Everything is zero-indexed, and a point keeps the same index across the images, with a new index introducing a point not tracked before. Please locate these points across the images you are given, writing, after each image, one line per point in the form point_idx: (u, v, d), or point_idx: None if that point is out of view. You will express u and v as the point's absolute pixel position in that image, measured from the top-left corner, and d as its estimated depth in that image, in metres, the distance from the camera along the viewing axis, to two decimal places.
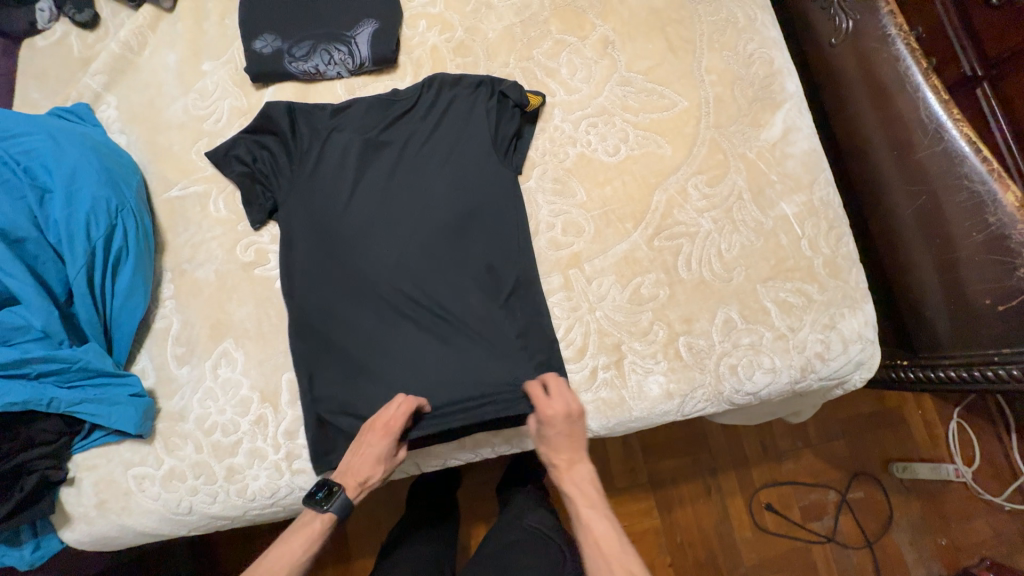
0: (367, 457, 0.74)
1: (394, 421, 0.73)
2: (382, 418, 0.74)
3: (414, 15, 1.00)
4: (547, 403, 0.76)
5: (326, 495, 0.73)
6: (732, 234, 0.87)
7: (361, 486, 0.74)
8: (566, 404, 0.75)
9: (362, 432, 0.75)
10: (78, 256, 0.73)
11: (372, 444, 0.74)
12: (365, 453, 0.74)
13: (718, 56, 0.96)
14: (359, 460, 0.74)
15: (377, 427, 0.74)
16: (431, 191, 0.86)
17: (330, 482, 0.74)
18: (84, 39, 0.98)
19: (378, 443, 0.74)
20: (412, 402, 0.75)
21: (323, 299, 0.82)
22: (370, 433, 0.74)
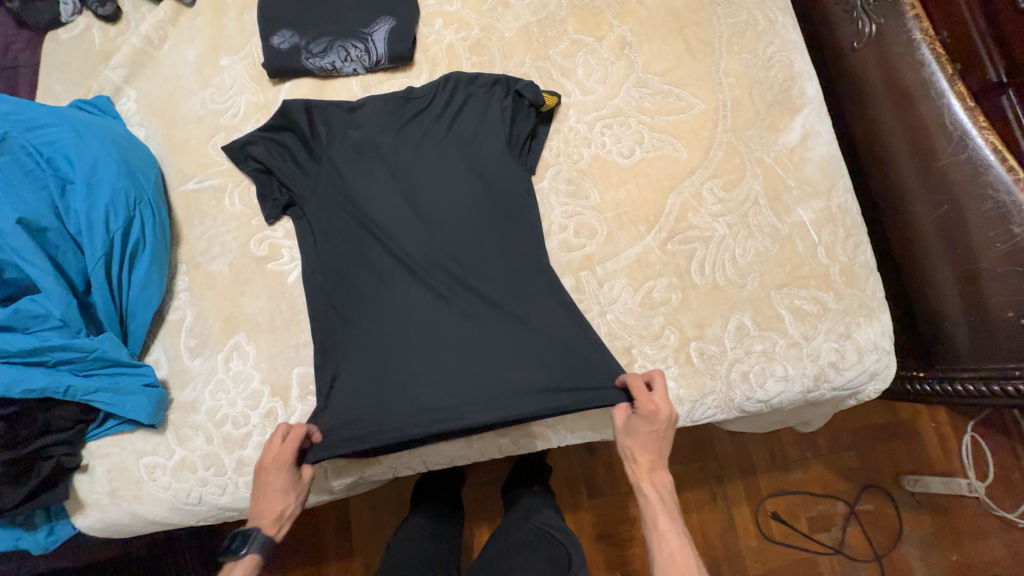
0: (275, 495, 0.74)
1: (281, 454, 0.73)
2: (270, 454, 0.74)
3: (431, 13, 1.00)
4: (648, 398, 0.75)
5: (240, 541, 0.72)
6: (747, 240, 0.86)
7: (281, 518, 0.74)
8: (668, 407, 0.74)
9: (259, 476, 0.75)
10: (97, 247, 0.73)
11: (272, 481, 0.74)
12: (271, 489, 0.74)
13: (737, 59, 0.95)
14: (267, 499, 0.74)
15: (269, 465, 0.74)
16: (446, 189, 0.86)
17: (241, 529, 0.73)
18: (106, 32, 1.00)
19: (275, 478, 0.74)
20: (300, 428, 0.76)
21: (339, 297, 0.83)
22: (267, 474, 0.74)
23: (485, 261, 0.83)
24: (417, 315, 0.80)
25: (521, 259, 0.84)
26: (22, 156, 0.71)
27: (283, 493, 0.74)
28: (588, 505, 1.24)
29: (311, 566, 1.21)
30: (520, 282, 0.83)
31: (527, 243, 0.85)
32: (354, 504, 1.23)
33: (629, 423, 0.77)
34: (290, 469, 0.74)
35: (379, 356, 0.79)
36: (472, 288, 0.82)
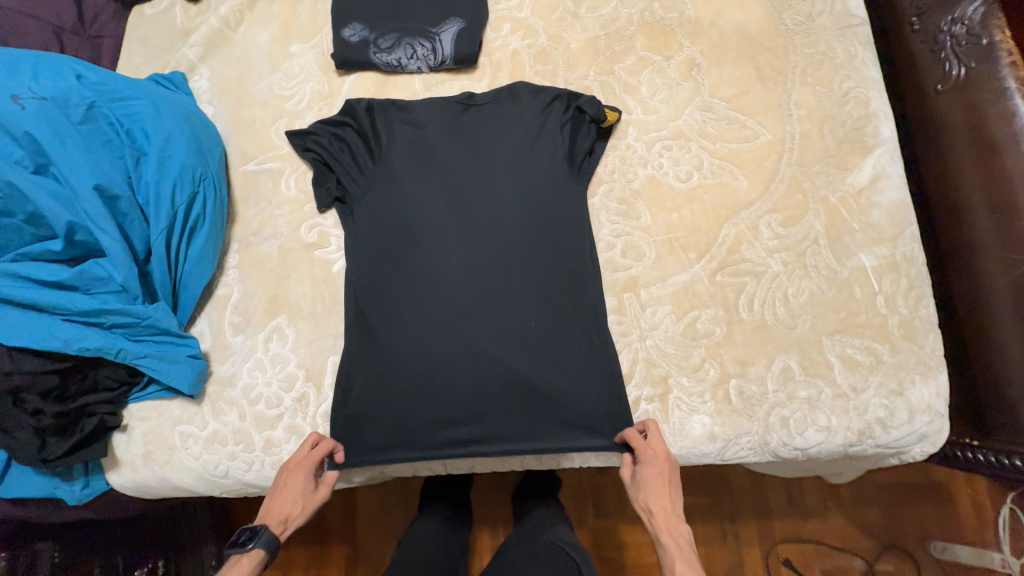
0: (286, 497, 0.75)
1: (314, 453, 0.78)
2: (296, 458, 0.78)
3: (500, 18, 1.00)
4: (645, 445, 0.76)
5: (249, 535, 0.71)
6: (802, 280, 0.83)
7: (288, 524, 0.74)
8: (665, 452, 0.75)
9: (279, 477, 0.77)
10: (161, 218, 0.76)
11: (292, 481, 0.76)
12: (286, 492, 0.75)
13: (810, 91, 0.91)
14: (281, 502, 0.74)
15: (292, 468, 0.76)
16: (495, 201, 0.87)
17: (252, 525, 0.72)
18: (187, 11, 1.04)
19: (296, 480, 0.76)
20: (329, 443, 0.80)
21: (379, 294, 0.86)
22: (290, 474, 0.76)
23: (525, 277, 0.84)
24: (453, 323, 0.83)
25: (561, 280, 0.84)
26: (103, 124, 0.74)
27: (298, 501, 0.75)
28: (595, 523, 1.22)
29: (315, 547, 1.23)
30: (557, 303, 0.83)
31: (569, 265, 0.85)
32: (363, 492, 1.24)
33: (634, 478, 0.76)
34: (310, 478, 0.77)
35: (411, 357, 0.82)
36: (510, 302, 0.83)
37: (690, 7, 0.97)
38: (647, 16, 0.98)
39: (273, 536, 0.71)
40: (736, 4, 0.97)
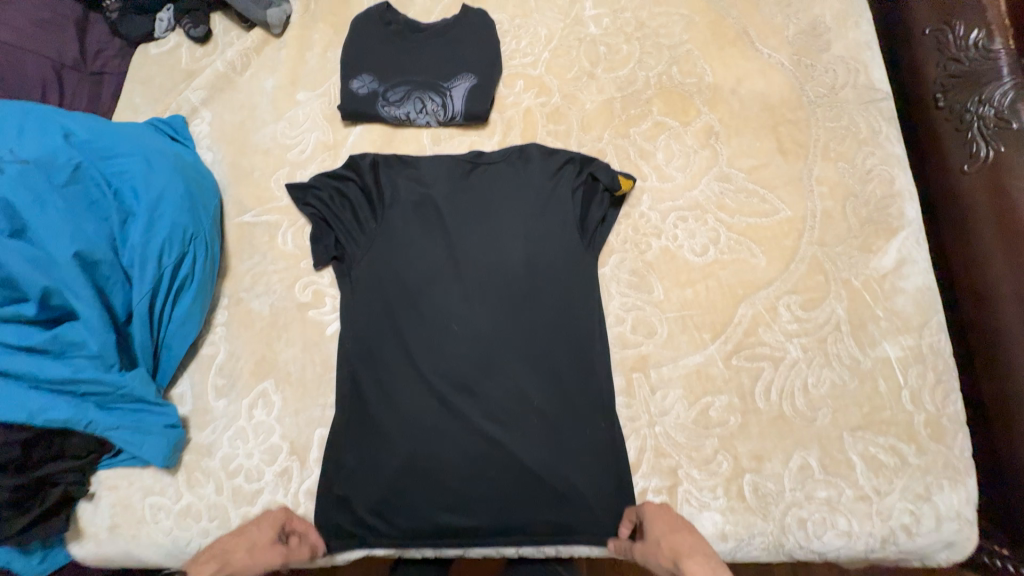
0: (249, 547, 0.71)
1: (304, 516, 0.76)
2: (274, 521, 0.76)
3: (513, 74, 0.97)
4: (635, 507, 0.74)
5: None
6: (822, 369, 0.78)
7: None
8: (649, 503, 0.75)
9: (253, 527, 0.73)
10: (146, 282, 0.71)
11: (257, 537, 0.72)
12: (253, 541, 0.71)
13: (832, 167, 0.88)
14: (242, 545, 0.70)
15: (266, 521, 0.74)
16: (501, 270, 0.83)
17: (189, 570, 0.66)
18: (193, 52, 1.01)
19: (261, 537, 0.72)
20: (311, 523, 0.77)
21: (373, 363, 0.81)
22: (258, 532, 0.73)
23: (529, 352, 0.79)
24: (449, 399, 0.78)
25: (566, 359, 0.79)
26: (89, 183, 0.70)
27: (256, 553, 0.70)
28: None
29: None
30: (562, 384, 0.79)
31: (577, 342, 0.80)
32: None
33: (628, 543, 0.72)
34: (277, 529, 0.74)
35: (404, 433, 0.77)
36: (510, 379, 0.79)
37: (708, 74, 0.95)
38: (665, 80, 0.95)
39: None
40: (757, 73, 0.94)
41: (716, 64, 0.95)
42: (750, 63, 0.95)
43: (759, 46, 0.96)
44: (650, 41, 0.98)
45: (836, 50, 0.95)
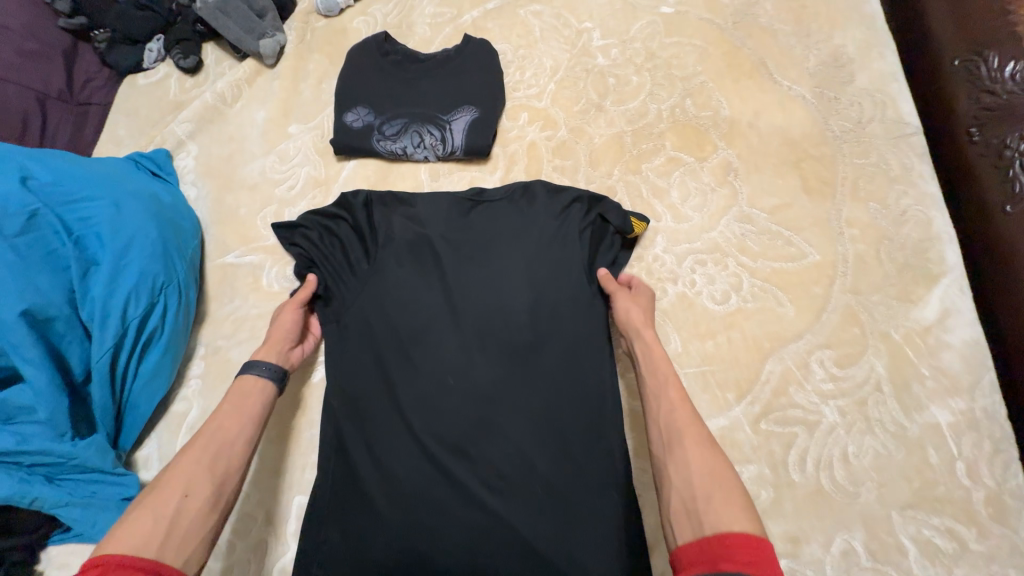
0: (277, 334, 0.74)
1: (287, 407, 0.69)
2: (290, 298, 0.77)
3: (517, 107, 0.92)
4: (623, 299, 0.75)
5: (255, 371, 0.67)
6: (864, 436, 0.69)
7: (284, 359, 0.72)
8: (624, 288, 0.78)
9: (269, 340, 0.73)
10: (107, 337, 0.64)
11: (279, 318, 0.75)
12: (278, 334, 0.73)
13: (862, 207, 0.81)
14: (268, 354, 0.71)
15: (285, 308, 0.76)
16: (504, 319, 0.74)
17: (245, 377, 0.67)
18: (182, 83, 0.97)
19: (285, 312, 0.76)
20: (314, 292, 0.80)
21: (362, 426, 0.73)
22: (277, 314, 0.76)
23: (534, 414, 0.71)
24: (445, 467, 0.69)
25: (576, 422, 0.71)
26: (48, 231, 0.63)
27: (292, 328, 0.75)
28: None
29: None
30: (572, 451, 0.70)
31: (587, 402, 0.71)
32: None
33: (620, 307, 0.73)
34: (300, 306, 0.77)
35: (393, 508, 0.68)
36: (513, 444, 0.70)
37: (725, 107, 0.89)
38: (678, 113, 0.89)
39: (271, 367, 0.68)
40: (776, 106, 0.88)
41: (733, 96, 0.90)
42: (768, 96, 0.89)
43: (778, 77, 0.90)
44: (661, 72, 0.92)
45: (860, 81, 0.89)
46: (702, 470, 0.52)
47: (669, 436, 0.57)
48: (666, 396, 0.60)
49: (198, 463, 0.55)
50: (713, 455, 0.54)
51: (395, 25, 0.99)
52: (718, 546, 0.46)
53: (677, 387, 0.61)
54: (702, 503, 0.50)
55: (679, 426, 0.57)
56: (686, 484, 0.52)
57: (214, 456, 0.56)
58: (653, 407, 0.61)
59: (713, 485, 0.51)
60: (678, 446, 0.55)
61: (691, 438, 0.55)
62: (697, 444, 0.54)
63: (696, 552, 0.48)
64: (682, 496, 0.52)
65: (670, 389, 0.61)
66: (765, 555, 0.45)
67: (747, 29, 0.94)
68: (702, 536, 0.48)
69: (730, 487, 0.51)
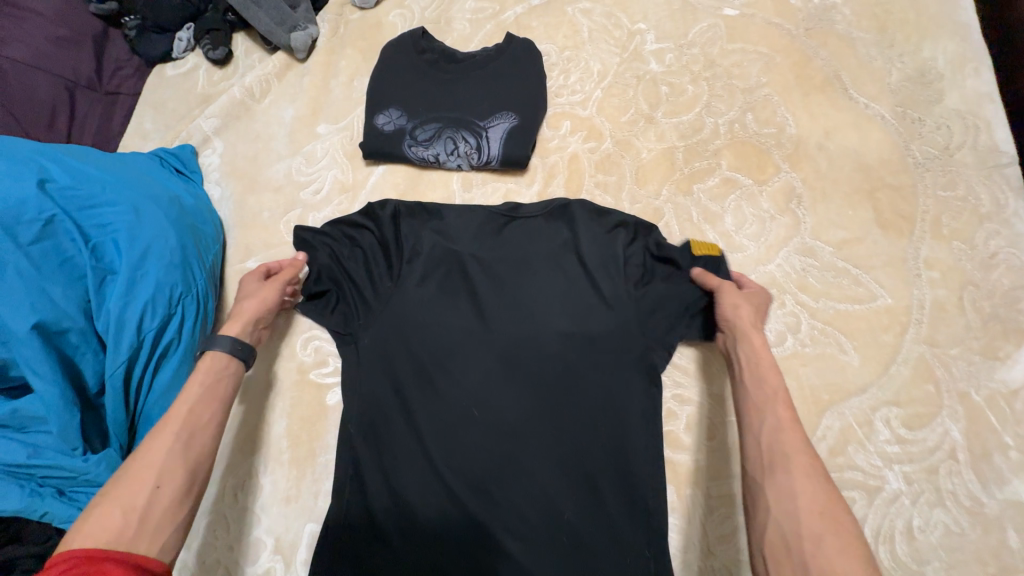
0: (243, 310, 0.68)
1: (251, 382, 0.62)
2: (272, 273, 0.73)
3: (559, 114, 0.85)
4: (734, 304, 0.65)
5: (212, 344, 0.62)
6: (933, 509, 0.62)
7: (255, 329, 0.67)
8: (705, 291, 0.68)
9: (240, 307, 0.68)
10: (120, 351, 0.61)
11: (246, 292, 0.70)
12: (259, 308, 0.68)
13: (944, 247, 0.72)
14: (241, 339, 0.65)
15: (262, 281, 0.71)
16: (535, 349, 0.69)
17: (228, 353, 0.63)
18: (211, 75, 0.94)
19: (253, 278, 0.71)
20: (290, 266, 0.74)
21: (378, 453, 0.68)
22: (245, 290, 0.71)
23: (561, 454, 0.66)
24: (464, 503, 0.65)
25: (607, 469, 0.65)
26: (63, 238, 0.62)
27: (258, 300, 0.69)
28: None
29: None
30: (602, 500, 0.64)
31: (622, 449, 0.65)
32: None
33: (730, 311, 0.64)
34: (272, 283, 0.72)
35: (405, 541, 0.64)
36: (536, 484, 0.65)
37: (791, 124, 0.80)
38: (737, 129, 0.81)
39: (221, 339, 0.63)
40: (850, 125, 0.79)
41: (800, 113, 0.81)
42: (841, 113, 0.80)
43: (853, 93, 0.81)
44: (721, 82, 0.84)
45: (950, 101, 0.79)
46: (813, 507, 0.44)
47: (771, 456, 0.49)
48: (775, 415, 0.52)
49: (179, 461, 0.51)
50: (827, 492, 0.45)
51: (433, 20, 0.93)
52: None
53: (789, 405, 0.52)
54: (808, 544, 0.43)
55: (786, 450, 0.49)
56: (789, 518, 0.44)
57: (198, 454, 0.52)
58: (750, 422, 0.53)
59: (824, 525, 0.43)
60: (782, 469, 0.47)
61: (798, 465, 0.47)
62: (805, 473, 0.46)
63: None
64: (782, 530, 0.44)
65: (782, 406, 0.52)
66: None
67: (822, 37, 0.84)
68: None
69: (844, 533, 0.43)
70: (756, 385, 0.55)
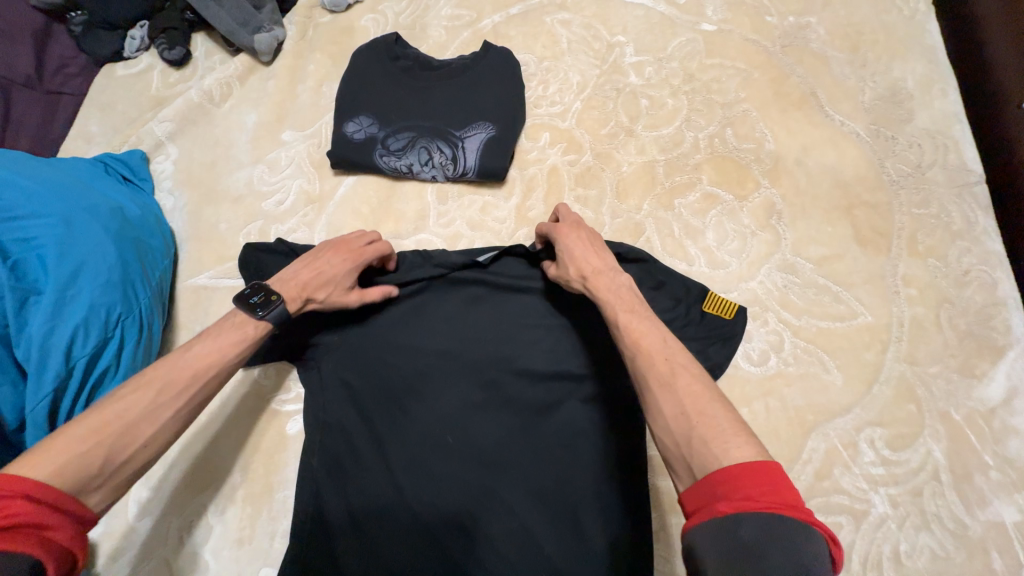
0: (323, 276, 0.60)
1: None
2: (350, 241, 0.64)
3: (538, 125, 0.83)
4: (570, 232, 0.61)
5: (260, 301, 0.55)
6: (918, 533, 0.61)
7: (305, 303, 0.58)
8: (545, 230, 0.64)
9: (320, 254, 0.62)
10: (44, 381, 0.55)
11: (341, 264, 0.61)
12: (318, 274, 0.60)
13: (920, 264, 0.72)
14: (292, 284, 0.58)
15: (342, 248, 0.63)
16: (517, 372, 0.65)
17: (268, 288, 0.56)
18: (166, 76, 0.87)
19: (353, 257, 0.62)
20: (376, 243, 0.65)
21: (342, 485, 0.63)
22: (336, 252, 0.62)
23: (542, 485, 0.62)
24: (437, 537, 0.60)
25: (591, 503, 0.61)
26: None
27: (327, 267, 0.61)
28: None
29: None
30: (584, 535, 0.60)
31: (604, 480, 0.61)
32: None
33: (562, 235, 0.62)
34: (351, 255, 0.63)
35: None
36: (515, 518, 0.61)
37: (770, 139, 0.80)
38: (717, 143, 0.80)
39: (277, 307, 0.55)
40: (827, 142, 0.80)
41: (779, 128, 0.81)
42: (817, 130, 0.80)
43: (829, 111, 0.81)
44: (700, 97, 0.83)
45: (920, 120, 0.80)
46: (675, 412, 0.43)
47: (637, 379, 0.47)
48: (627, 333, 0.49)
49: None
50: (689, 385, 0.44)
51: (407, 26, 0.90)
52: (720, 485, 0.37)
53: (637, 318, 0.50)
54: (685, 448, 0.41)
55: (645, 357, 0.47)
56: (666, 431, 0.43)
57: None
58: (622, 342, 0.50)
59: (693, 422, 0.41)
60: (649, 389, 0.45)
61: (654, 379, 0.45)
62: (664, 385, 0.44)
63: (700, 496, 0.38)
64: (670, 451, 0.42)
65: (649, 330, 0.49)
66: (780, 482, 0.37)
67: (797, 53, 0.85)
68: (704, 480, 0.38)
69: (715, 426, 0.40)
70: (609, 313, 0.52)
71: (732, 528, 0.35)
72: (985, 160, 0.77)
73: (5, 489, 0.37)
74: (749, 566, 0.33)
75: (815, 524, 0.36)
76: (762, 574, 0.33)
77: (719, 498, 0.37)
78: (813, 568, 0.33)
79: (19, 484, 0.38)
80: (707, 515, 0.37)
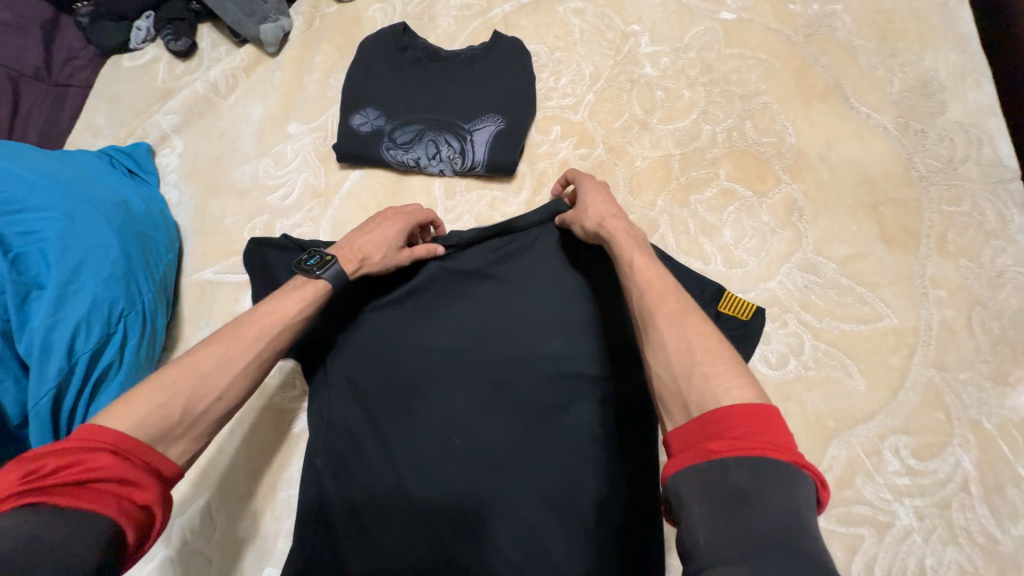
0: (375, 240, 0.61)
1: None
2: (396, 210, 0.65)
3: (549, 118, 0.80)
4: (592, 186, 0.62)
5: (316, 261, 0.56)
6: (945, 546, 0.58)
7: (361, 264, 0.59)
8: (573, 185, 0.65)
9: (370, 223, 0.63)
10: (47, 377, 0.54)
11: (392, 226, 0.62)
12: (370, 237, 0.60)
13: (950, 265, 0.69)
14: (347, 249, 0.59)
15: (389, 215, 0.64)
16: (526, 370, 0.63)
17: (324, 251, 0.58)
18: (172, 68, 0.86)
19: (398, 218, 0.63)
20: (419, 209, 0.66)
21: (347, 485, 0.61)
22: (387, 218, 0.63)
23: (549, 488, 0.60)
24: (441, 538, 0.59)
25: (602, 508, 0.59)
26: None
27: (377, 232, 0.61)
28: None
29: None
30: (597, 541, 0.58)
31: (614, 487, 0.59)
32: None
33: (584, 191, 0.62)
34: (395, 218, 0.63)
35: None
36: (520, 521, 0.59)
37: (792, 133, 0.77)
38: (735, 137, 0.77)
39: (335, 267, 0.56)
40: (853, 135, 0.76)
41: (801, 121, 0.77)
42: (842, 123, 0.77)
43: (855, 103, 0.78)
44: (718, 88, 0.80)
45: (952, 113, 0.76)
46: (679, 346, 0.42)
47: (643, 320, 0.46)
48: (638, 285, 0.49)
49: None
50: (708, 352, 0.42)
51: (416, 16, 0.87)
52: (711, 424, 0.35)
53: (649, 267, 0.50)
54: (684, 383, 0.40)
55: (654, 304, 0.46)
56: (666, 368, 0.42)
57: None
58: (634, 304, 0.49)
59: (694, 359, 0.40)
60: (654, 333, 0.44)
61: (663, 318, 0.44)
62: (672, 321, 0.44)
63: (688, 435, 0.37)
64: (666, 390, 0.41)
65: (662, 278, 0.49)
66: (769, 421, 0.35)
67: (822, 43, 0.81)
68: (694, 418, 0.37)
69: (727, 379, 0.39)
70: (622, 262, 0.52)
71: (722, 469, 0.33)
72: (1021, 156, 0.73)
73: (94, 439, 0.37)
74: (737, 505, 0.31)
75: (805, 467, 0.33)
76: (748, 511, 0.30)
77: (710, 436, 0.35)
78: (803, 510, 0.31)
79: (101, 436, 0.38)
80: (696, 455, 0.35)
